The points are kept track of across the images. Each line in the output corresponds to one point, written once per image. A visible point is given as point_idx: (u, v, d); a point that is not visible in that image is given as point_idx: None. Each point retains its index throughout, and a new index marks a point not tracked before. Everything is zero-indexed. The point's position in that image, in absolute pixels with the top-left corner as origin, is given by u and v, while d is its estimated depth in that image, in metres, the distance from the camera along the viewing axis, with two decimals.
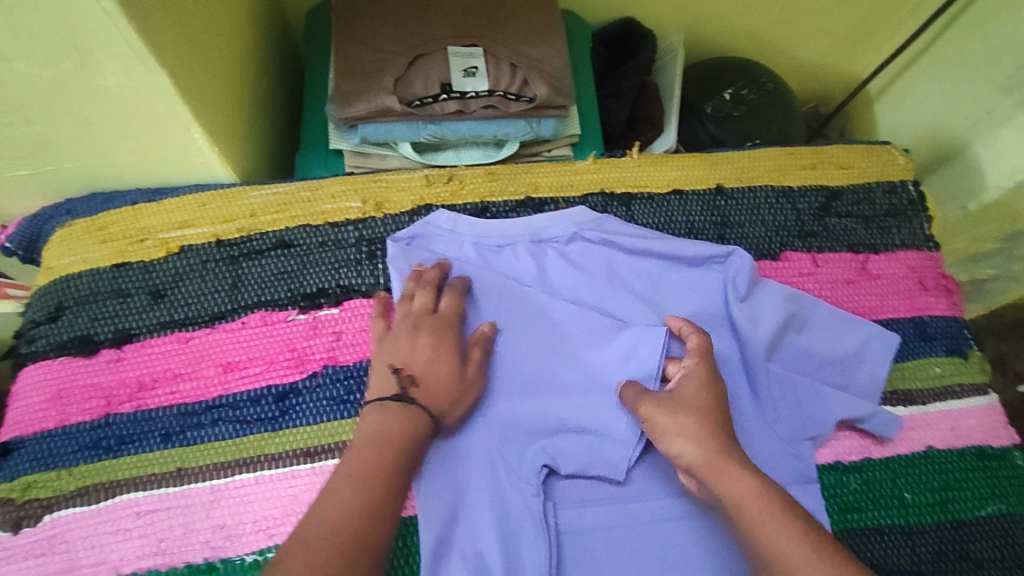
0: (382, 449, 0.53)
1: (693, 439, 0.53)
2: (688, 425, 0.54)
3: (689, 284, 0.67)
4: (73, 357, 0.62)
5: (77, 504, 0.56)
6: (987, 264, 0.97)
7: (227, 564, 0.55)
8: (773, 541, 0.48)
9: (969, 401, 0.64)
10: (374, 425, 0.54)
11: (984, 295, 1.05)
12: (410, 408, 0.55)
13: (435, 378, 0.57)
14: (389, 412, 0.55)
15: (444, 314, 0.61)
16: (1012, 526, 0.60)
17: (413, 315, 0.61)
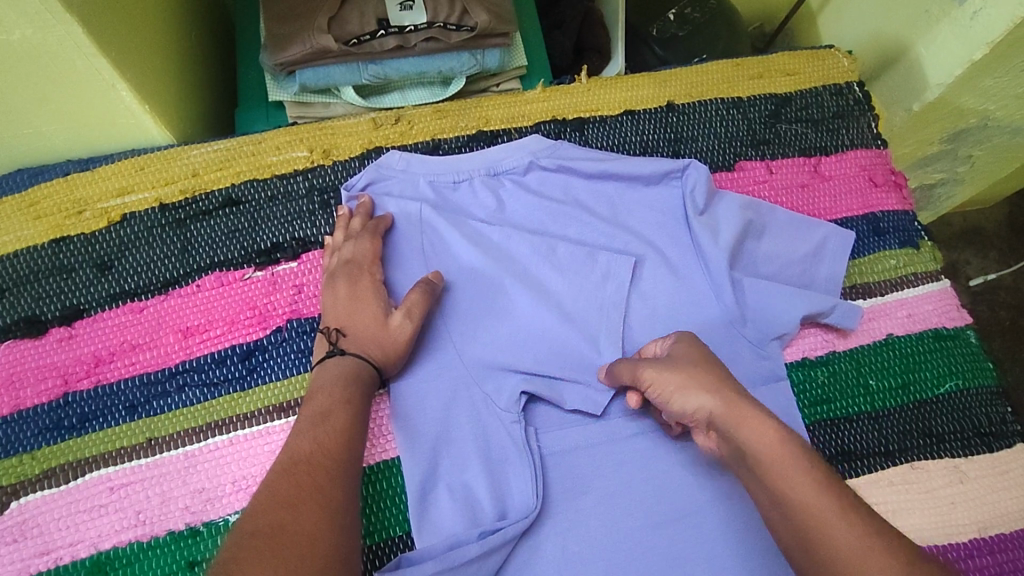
0: (340, 389, 0.52)
1: (705, 389, 0.50)
2: (690, 375, 0.52)
3: (649, 202, 0.67)
4: (20, 340, 0.59)
5: (46, 486, 0.54)
6: (933, 168, 1.00)
7: (211, 527, 0.54)
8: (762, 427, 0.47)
9: (923, 288, 0.67)
10: (319, 378, 0.54)
11: (934, 200, 1.09)
12: (347, 357, 0.55)
13: (367, 326, 0.57)
14: (329, 366, 0.55)
15: (370, 261, 0.60)
16: (969, 399, 0.63)
17: (346, 265, 0.60)
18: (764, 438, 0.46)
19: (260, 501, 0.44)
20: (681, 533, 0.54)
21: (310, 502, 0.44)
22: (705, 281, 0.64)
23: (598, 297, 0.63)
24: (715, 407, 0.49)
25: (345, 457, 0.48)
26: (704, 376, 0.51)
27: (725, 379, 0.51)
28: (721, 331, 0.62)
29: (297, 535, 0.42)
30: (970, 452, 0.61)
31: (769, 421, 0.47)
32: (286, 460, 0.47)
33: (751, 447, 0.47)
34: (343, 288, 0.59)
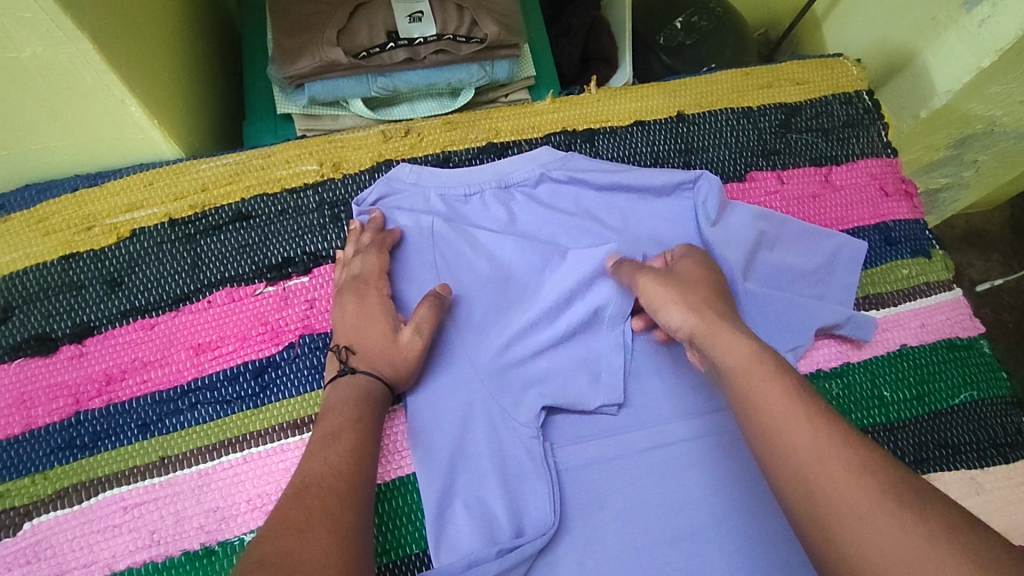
0: (350, 408, 0.52)
1: (687, 305, 0.55)
2: (674, 292, 0.56)
3: (661, 212, 0.67)
4: (31, 358, 0.58)
5: (59, 507, 0.54)
6: (939, 173, 1.00)
7: (226, 546, 0.53)
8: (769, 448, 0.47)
9: (936, 298, 0.67)
10: (330, 397, 0.54)
11: (940, 205, 1.09)
12: (358, 376, 0.55)
13: (377, 342, 0.57)
14: (340, 385, 0.55)
15: (381, 275, 0.60)
16: (984, 410, 0.62)
17: (354, 281, 0.60)
18: (737, 351, 0.50)
19: (270, 526, 0.43)
20: (699, 548, 0.54)
21: (320, 527, 0.43)
22: None
23: (611, 309, 0.63)
24: (694, 322, 0.54)
25: (356, 478, 0.48)
26: (685, 293, 0.56)
27: (708, 299, 0.56)
28: None
29: (307, 559, 0.41)
30: (986, 463, 0.60)
31: (744, 337, 0.51)
32: (298, 483, 0.47)
33: (724, 359, 0.50)
34: (356, 303, 0.58)
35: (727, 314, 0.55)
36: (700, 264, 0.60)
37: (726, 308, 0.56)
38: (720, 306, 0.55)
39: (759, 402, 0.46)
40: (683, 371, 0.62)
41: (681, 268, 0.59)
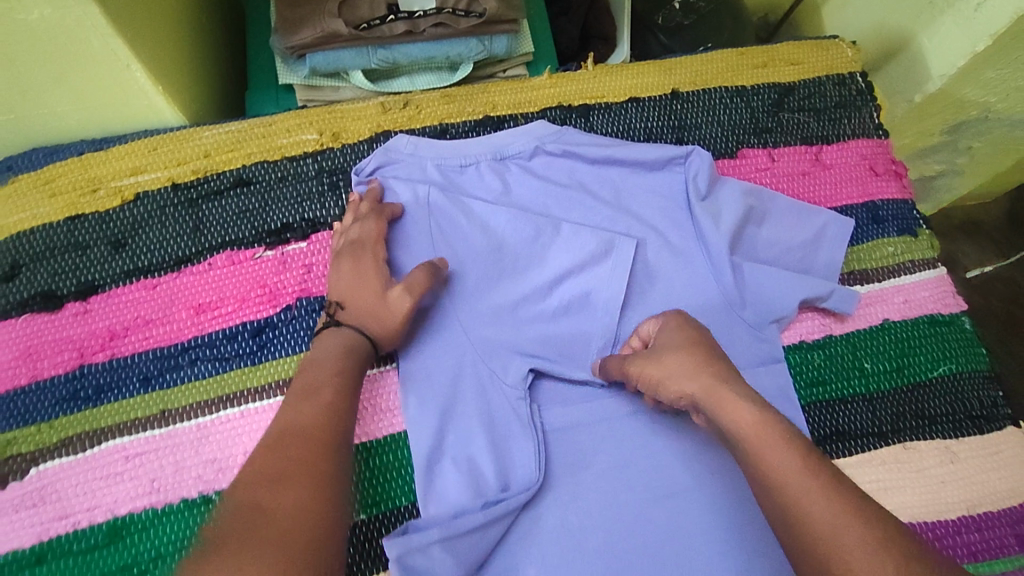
0: (332, 364, 0.54)
1: (686, 376, 0.53)
2: (670, 364, 0.54)
3: (652, 187, 0.69)
4: (37, 313, 0.60)
5: (63, 454, 0.56)
6: (934, 158, 1.02)
7: (223, 495, 0.56)
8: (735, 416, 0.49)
9: (920, 274, 0.68)
10: (317, 352, 0.56)
11: (935, 191, 1.11)
12: (348, 335, 0.57)
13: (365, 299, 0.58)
14: (328, 342, 0.56)
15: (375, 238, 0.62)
16: (963, 383, 0.64)
17: (351, 246, 0.61)
18: (743, 421, 0.49)
19: (252, 473, 0.46)
20: (680, 507, 0.56)
21: (297, 475, 0.45)
22: (707, 265, 0.66)
23: (600, 279, 0.64)
24: (696, 393, 0.52)
25: (334, 430, 0.50)
26: (682, 362, 0.53)
27: (707, 362, 0.53)
28: (721, 317, 0.63)
29: (282, 511, 0.43)
30: (961, 432, 0.62)
31: (751, 406, 0.49)
32: (276, 435, 0.49)
33: (734, 429, 0.49)
34: (349, 266, 0.60)
35: (728, 372, 0.53)
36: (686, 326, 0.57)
37: (725, 365, 0.54)
38: (720, 366, 0.53)
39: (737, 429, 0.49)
40: None
41: (668, 334, 0.57)
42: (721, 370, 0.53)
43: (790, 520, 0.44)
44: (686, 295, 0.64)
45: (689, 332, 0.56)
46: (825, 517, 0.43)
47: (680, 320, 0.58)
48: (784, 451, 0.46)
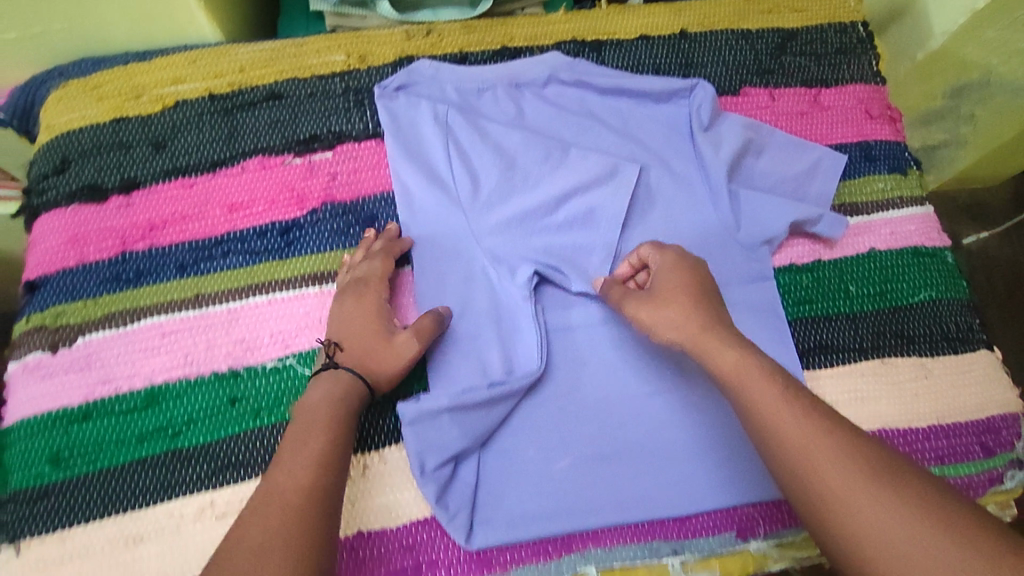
0: (323, 410, 0.53)
1: (675, 324, 0.55)
2: (662, 307, 0.56)
3: (657, 117, 0.73)
4: (84, 204, 0.65)
5: (107, 328, 0.61)
6: (938, 128, 1.02)
7: (250, 370, 0.61)
8: (718, 357, 0.53)
9: (907, 210, 0.72)
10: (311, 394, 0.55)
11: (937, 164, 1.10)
12: (342, 372, 0.56)
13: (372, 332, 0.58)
14: (322, 380, 0.56)
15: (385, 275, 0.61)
16: (941, 308, 0.68)
17: (355, 282, 0.61)
18: (730, 363, 0.52)
19: (233, 541, 0.45)
20: (665, 403, 0.62)
21: (277, 544, 0.44)
22: (705, 190, 0.70)
23: (607, 198, 0.68)
24: (686, 338, 0.55)
25: (322, 486, 0.48)
26: (673, 308, 0.56)
27: (695, 304, 0.56)
28: (718, 237, 0.68)
29: (278, 535, 0.44)
30: (936, 352, 0.67)
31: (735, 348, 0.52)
32: (262, 494, 0.48)
33: (723, 370, 0.52)
34: (355, 293, 0.60)
35: (717, 317, 0.56)
36: (681, 266, 0.59)
37: (714, 310, 0.56)
38: (709, 312, 0.56)
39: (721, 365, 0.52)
40: None
41: (662, 277, 0.59)
42: (712, 316, 0.55)
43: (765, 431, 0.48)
44: (685, 215, 0.69)
45: (684, 272, 0.58)
46: (800, 430, 0.46)
47: (677, 258, 0.60)
48: (761, 381, 0.50)
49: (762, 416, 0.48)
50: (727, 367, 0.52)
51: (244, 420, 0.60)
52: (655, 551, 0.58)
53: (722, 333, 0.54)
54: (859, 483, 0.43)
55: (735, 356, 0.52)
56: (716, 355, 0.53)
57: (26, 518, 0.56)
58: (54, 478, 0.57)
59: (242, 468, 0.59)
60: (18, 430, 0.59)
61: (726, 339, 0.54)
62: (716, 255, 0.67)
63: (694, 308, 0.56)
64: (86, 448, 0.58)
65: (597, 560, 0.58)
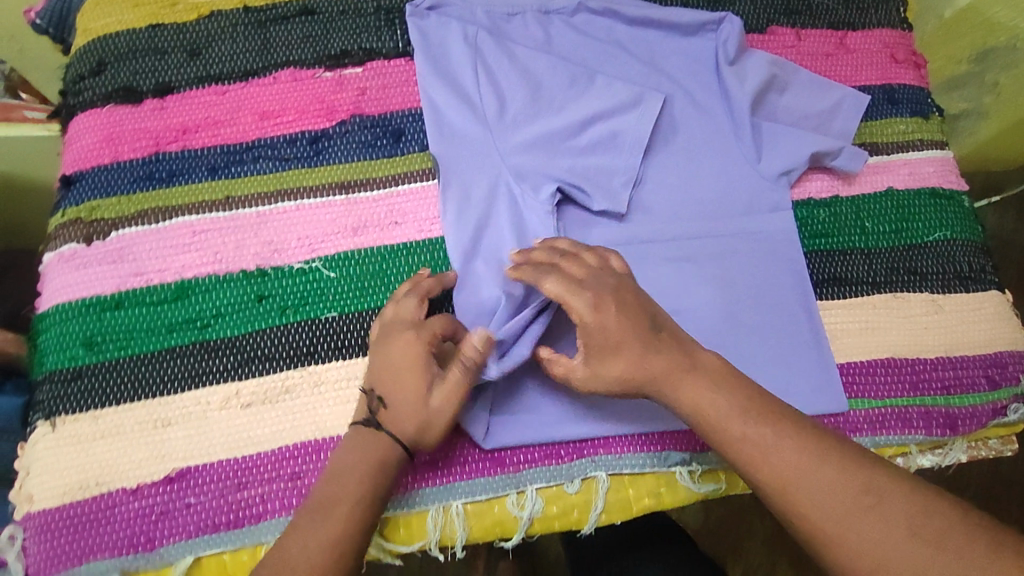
0: (353, 480, 0.52)
1: (622, 378, 0.54)
2: (605, 363, 0.54)
3: (684, 50, 0.73)
4: (119, 105, 0.67)
5: (139, 224, 0.63)
6: (960, 96, 1.00)
7: (278, 271, 0.63)
8: (685, 395, 0.53)
9: (926, 152, 0.73)
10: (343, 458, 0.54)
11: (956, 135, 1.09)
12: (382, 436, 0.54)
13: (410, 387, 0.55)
14: (362, 438, 0.55)
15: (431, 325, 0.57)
16: (955, 249, 0.69)
17: (393, 326, 0.58)
18: (698, 406, 0.52)
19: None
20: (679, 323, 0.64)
21: None
22: (728, 122, 0.70)
23: (632, 125, 0.68)
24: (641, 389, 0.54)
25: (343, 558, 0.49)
26: (615, 365, 0.54)
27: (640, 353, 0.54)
28: (739, 166, 0.69)
29: None
30: (948, 290, 0.68)
31: (701, 389, 0.53)
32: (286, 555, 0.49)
33: (691, 412, 0.53)
34: (395, 340, 0.57)
35: (660, 357, 0.54)
36: (611, 301, 0.55)
37: (655, 351, 0.54)
38: (652, 358, 0.54)
39: (688, 405, 0.53)
40: (689, 182, 0.68)
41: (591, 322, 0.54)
42: (659, 356, 0.54)
43: (747, 465, 0.50)
44: (706, 146, 0.70)
45: (619, 312, 0.54)
46: (777, 470, 0.49)
47: (598, 295, 0.55)
48: (735, 408, 0.52)
49: (740, 444, 0.51)
50: (687, 400, 0.53)
51: (270, 316, 0.62)
52: (666, 459, 0.60)
53: (675, 374, 0.53)
54: (840, 509, 0.47)
55: (695, 397, 0.53)
56: (681, 392, 0.53)
57: (60, 397, 0.59)
58: (87, 361, 0.60)
59: (267, 362, 0.60)
60: (53, 316, 0.61)
61: (688, 378, 0.53)
62: (735, 183, 0.68)
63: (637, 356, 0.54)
64: (118, 335, 0.60)
65: (608, 466, 0.60)
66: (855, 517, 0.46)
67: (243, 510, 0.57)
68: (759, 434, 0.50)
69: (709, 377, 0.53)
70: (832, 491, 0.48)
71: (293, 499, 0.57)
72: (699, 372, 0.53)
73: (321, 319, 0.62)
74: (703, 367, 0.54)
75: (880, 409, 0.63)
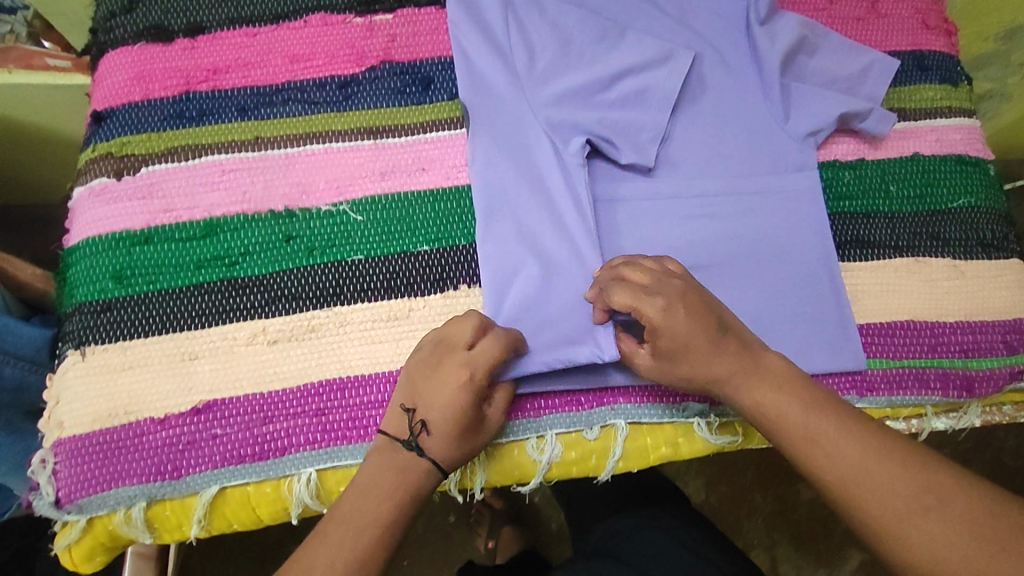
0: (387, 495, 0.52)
1: (682, 377, 0.54)
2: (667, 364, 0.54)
3: (716, 8, 0.72)
4: (151, 44, 0.67)
5: (170, 161, 0.64)
6: (985, 77, 0.98)
7: (306, 212, 0.63)
8: (746, 393, 0.53)
9: (954, 120, 0.73)
10: (372, 473, 0.53)
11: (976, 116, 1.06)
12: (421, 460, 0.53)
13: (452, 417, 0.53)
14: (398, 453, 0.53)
15: (477, 353, 0.54)
16: (979, 216, 0.69)
17: (442, 353, 0.55)
18: (762, 404, 0.52)
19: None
20: (702, 278, 0.64)
21: None
22: (757, 82, 0.70)
23: (662, 82, 0.68)
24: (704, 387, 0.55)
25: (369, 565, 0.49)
26: (678, 367, 0.54)
27: (705, 356, 0.53)
28: (767, 126, 0.69)
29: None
30: (970, 257, 0.68)
31: (765, 390, 0.52)
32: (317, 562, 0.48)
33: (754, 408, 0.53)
34: (436, 372, 0.54)
35: (718, 361, 0.53)
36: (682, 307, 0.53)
37: (719, 356, 0.53)
38: (717, 363, 0.53)
39: (751, 402, 0.53)
40: (716, 142, 0.68)
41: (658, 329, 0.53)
42: (723, 357, 0.53)
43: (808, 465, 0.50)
44: (734, 105, 0.70)
45: (690, 320, 0.52)
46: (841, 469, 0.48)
47: (669, 302, 0.52)
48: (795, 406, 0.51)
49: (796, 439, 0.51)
50: (751, 399, 0.53)
51: (297, 256, 0.62)
52: (684, 410, 0.61)
53: (738, 374, 0.53)
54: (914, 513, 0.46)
55: (759, 393, 0.52)
56: (744, 391, 0.53)
57: (90, 327, 0.59)
58: (117, 293, 0.60)
59: (293, 301, 0.61)
60: (84, 248, 0.61)
61: (752, 378, 0.53)
62: (760, 143, 0.69)
63: (702, 359, 0.53)
64: (148, 268, 0.61)
65: (627, 415, 0.61)
66: (919, 517, 0.46)
67: (267, 443, 0.58)
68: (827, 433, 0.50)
69: (772, 378, 0.53)
70: (900, 489, 0.47)
71: (317, 434, 0.58)
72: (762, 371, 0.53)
73: (347, 261, 0.62)
74: (768, 370, 0.53)
75: (898, 369, 0.64)
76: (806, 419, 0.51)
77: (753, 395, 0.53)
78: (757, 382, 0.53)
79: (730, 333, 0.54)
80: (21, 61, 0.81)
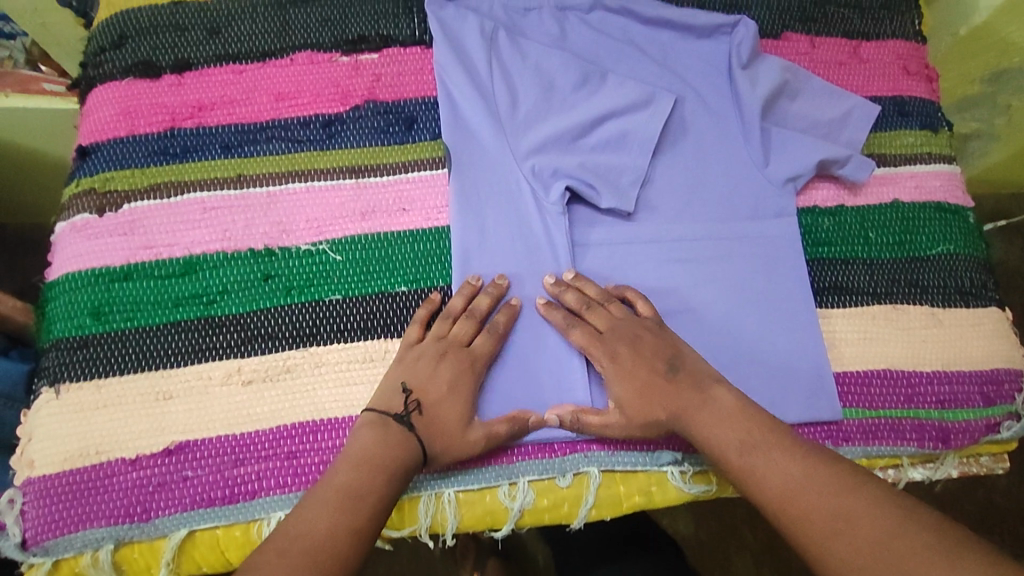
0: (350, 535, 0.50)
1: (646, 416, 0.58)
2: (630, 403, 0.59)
3: (699, 53, 0.73)
4: (138, 79, 0.67)
5: (151, 198, 0.64)
6: (974, 116, 0.99)
7: (285, 251, 0.64)
8: (710, 435, 0.56)
9: (934, 166, 0.73)
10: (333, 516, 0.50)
11: (968, 155, 1.06)
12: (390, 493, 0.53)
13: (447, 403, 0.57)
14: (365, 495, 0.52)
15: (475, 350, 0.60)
16: (957, 264, 0.70)
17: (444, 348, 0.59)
18: (726, 442, 0.55)
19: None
20: (675, 324, 0.65)
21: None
22: (739, 126, 0.70)
23: (642, 125, 0.68)
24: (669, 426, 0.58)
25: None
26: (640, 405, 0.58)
27: (663, 392, 0.58)
28: (749, 170, 0.69)
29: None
30: (948, 305, 0.68)
31: (726, 428, 0.55)
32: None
33: (724, 455, 0.55)
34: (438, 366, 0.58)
35: (678, 398, 0.57)
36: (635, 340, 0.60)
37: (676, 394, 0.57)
38: (677, 400, 0.57)
39: (719, 442, 0.55)
40: (695, 186, 0.69)
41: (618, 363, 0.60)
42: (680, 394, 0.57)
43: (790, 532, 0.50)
44: (716, 150, 0.70)
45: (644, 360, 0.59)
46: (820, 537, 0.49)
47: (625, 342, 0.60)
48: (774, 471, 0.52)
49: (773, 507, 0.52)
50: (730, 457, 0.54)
51: (275, 295, 0.62)
52: (656, 457, 0.61)
53: (696, 413, 0.57)
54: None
55: (721, 435, 0.55)
56: (711, 433, 0.55)
57: (65, 364, 0.59)
58: (94, 330, 0.60)
59: (270, 341, 0.61)
60: (63, 284, 0.62)
61: (714, 416, 0.56)
62: (738, 187, 0.69)
63: (659, 393, 0.58)
64: (125, 306, 0.61)
65: (600, 462, 0.60)
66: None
67: (237, 486, 0.57)
68: (808, 505, 0.50)
69: (740, 424, 0.55)
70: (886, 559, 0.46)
71: (288, 477, 0.58)
72: (732, 418, 0.55)
73: (325, 300, 0.63)
74: (730, 413, 0.56)
75: (873, 420, 0.64)
76: (781, 491, 0.52)
77: (715, 435, 0.55)
78: (721, 425, 0.55)
79: (689, 367, 0.59)
80: (18, 88, 0.81)
